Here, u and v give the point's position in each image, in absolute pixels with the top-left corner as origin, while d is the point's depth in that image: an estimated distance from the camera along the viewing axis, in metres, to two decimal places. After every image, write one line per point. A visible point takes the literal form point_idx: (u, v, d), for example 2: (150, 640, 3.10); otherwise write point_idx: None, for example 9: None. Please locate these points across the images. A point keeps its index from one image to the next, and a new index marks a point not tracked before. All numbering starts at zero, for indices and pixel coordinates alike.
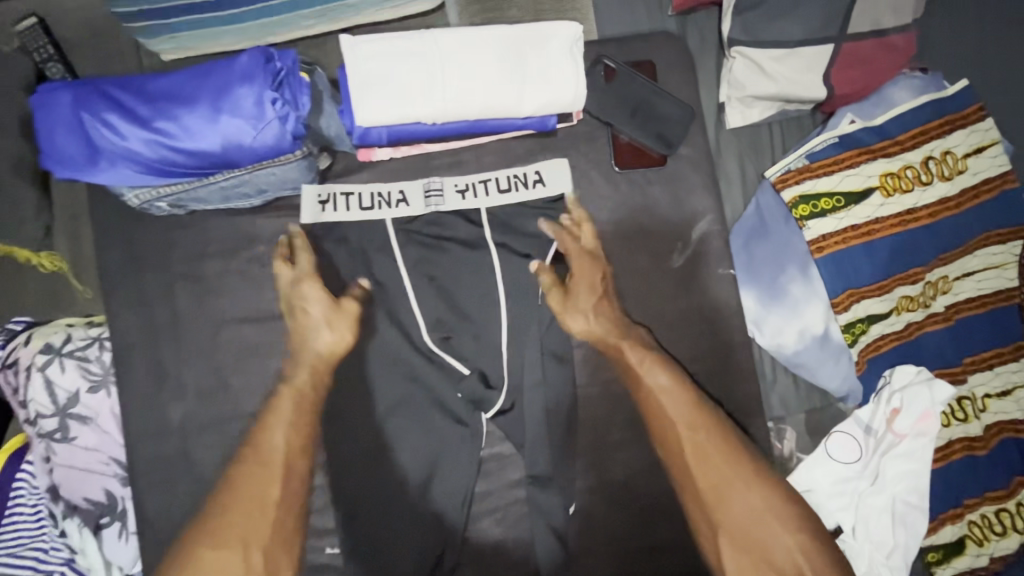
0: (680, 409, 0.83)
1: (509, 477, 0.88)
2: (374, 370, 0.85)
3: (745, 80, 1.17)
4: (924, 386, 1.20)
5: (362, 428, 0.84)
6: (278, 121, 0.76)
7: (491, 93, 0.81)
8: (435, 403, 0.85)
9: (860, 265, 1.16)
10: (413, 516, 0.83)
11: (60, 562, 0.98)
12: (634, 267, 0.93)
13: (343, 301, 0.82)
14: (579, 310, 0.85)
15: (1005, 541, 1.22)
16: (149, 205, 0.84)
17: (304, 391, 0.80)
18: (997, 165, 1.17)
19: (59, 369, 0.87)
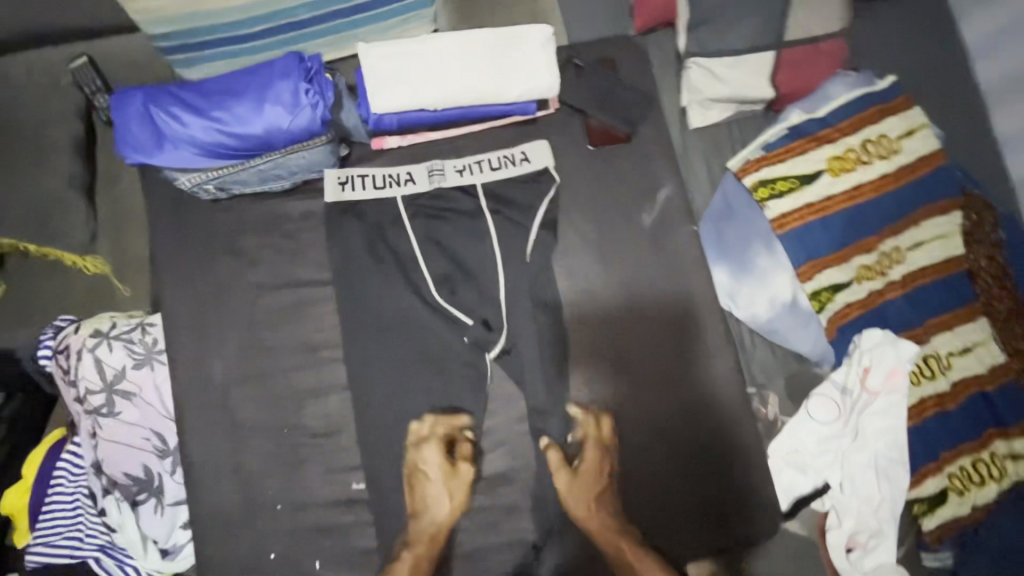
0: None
1: (515, 410, 0.91)
2: (380, 329, 0.89)
3: (701, 85, 1.35)
4: (889, 346, 1.30)
5: (378, 390, 0.88)
6: (311, 107, 0.88)
7: (475, 83, 0.91)
8: (438, 356, 0.89)
9: (817, 238, 1.30)
10: (427, 466, 0.87)
11: (95, 547, 1.07)
12: (642, 407, 0.92)
13: (460, 466, 0.88)
14: (579, 501, 0.89)
15: (985, 490, 1.30)
16: (198, 188, 0.92)
17: (421, 560, 0.86)
18: (927, 145, 1.33)
19: (107, 349, 0.97)
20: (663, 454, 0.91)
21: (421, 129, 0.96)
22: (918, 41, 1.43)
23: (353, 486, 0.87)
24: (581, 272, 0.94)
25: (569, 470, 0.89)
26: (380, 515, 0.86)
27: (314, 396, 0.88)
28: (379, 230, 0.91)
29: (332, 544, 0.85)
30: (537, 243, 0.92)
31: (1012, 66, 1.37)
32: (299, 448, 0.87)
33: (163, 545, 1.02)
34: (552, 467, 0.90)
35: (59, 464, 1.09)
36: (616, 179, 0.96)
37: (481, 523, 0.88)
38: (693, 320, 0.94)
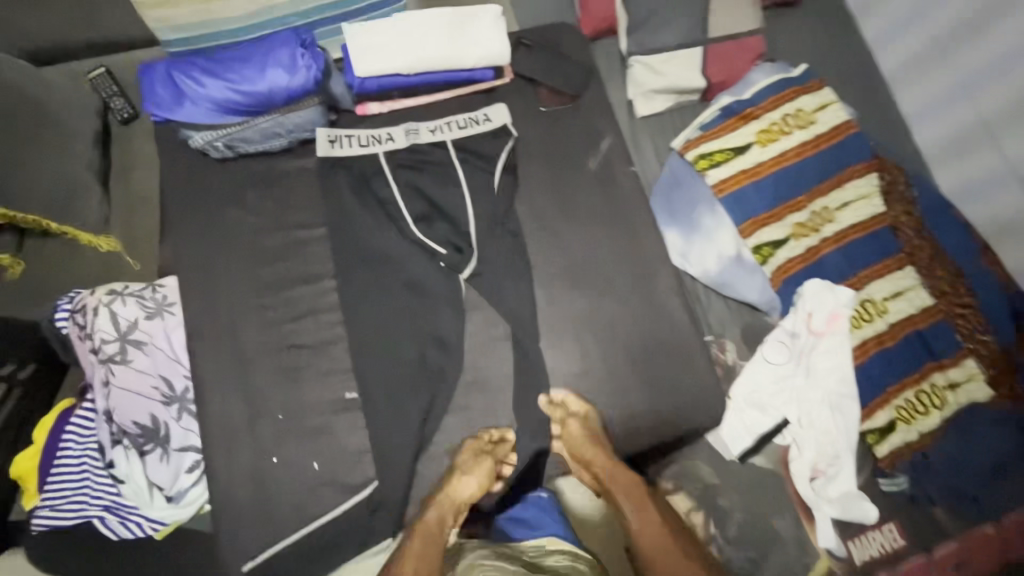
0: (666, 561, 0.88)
1: (491, 330, 1.02)
2: (367, 262, 0.99)
3: (643, 79, 1.56)
4: (827, 292, 1.43)
5: (363, 315, 0.97)
6: (307, 68, 1.02)
7: (443, 52, 1.07)
8: (416, 283, 0.99)
9: (753, 198, 1.47)
10: (411, 383, 0.95)
11: (100, 508, 1.11)
12: (604, 329, 1.03)
13: (488, 456, 0.93)
14: (582, 451, 0.95)
15: (929, 418, 1.41)
16: (210, 145, 1.03)
17: (431, 526, 0.86)
18: (838, 117, 1.54)
19: (121, 303, 1.09)
20: (626, 368, 1.02)
21: (396, 95, 1.10)
22: (826, 38, 1.69)
23: (346, 396, 0.95)
24: (541, 205, 1.07)
25: (571, 423, 0.96)
26: (371, 421, 0.93)
27: (307, 325, 0.97)
28: (362, 170, 1.03)
29: (325, 455, 0.92)
30: (500, 180, 1.05)
31: (902, 53, 1.63)
32: (296, 362, 0.96)
33: (167, 492, 1.08)
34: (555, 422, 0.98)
35: (66, 430, 1.15)
36: (569, 128, 1.12)
37: (465, 427, 0.97)
38: (643, 243, 1.07)
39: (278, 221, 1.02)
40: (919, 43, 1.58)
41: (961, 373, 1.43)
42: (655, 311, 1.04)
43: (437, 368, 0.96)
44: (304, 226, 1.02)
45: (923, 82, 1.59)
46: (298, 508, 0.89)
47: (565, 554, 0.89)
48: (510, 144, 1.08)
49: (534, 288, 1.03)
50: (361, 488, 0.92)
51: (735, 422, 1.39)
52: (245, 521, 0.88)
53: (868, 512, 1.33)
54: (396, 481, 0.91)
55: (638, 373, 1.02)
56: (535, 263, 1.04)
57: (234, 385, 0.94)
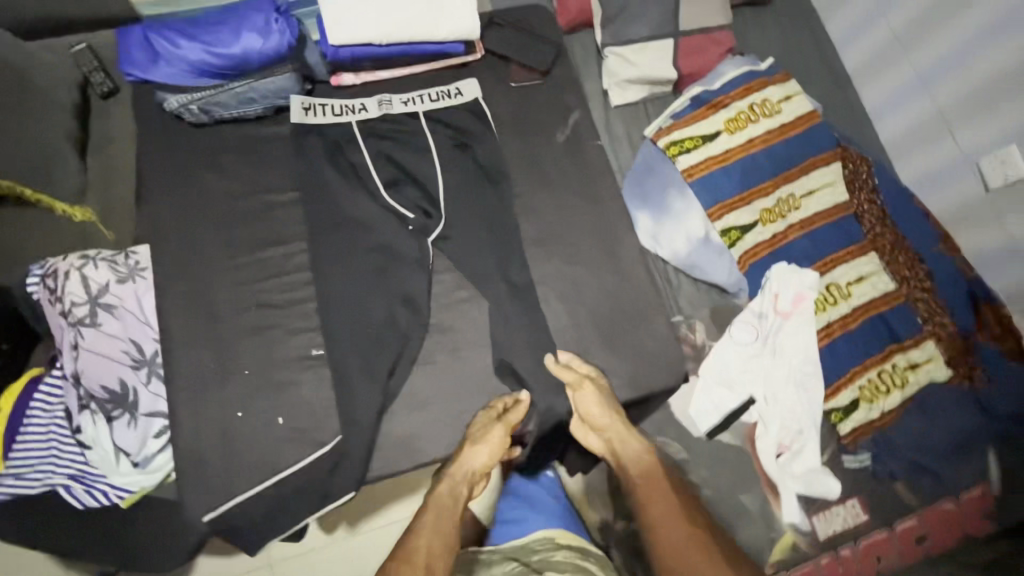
0: (675, 534, 0.91)
1: (457, 294, 1.05)
2: (337, 226, 1.01)
3: (617, 69, 1.61)
4: (793, 275, 1.48)
5: (331, 278, 0.98)
6: (279, 33, 1.05)
7: (415, 23, 1.09)
8: (385, 247, 1.01)
9: (721, 184, 1.52)
10: (380, 344, 0.96)
11: (66, 476, 1.10)
12: (568, 297, 1.06)
13: (499, 423, 0.96)
14: (591, 413, 1.01)
15: (890, 397, 1.44)
16: (184, 109, 1.03)
17: (444, 500, 0.91)
18: (803, 107, 1.61)
19: (93, 267, 1.09)
20: (589, 335, 1.05)
21: (369, 67, 1.12)
22: (794, 36, 1.76)
23: (313, 352, 0.97)
24: (511, 175, 1.10)
25: (579, 387, 1.00)
26: (338, 380, 0.94)
27: (274, 285, 0.99)
28: (335, 138, 1.05)
29: (292, 410, 0.93)
30: (471, 149, 1.08)
31: (865, 50, 1.70)
32: (264, 321, 0.97)
33: (133, 458, 1.08)
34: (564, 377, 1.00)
35: (34, 399, 1.12)
36: (539, 103, 1.16)
37: (429, 385, 1.00)
38: (609, 214, 1.11)
39: (251, 185, 1.04)
40: (880, 39, 1.65)
41: (921, 354, 1.47)
42: (618, 281, 1.08)
43: (404, 327, 0.98)
44: (276, 192, 1.04)
45: (885, 76, 1.66)
46: (264, 460, 0.90)
47: (569, 549, 1.08)
48: (482, 115, 1.11)
49: (503, 253, 1.04)
50: (324, 442, 0.93)
51: (704, 401, 1.42)
52: (210, 475, 0.89)
53: (831, 487, 1.37)
54: (359, 436, 0.92)
55: (600, 336, 1.06)
56: (504, 231, 1.05)
57: (203, 342, 0.95)
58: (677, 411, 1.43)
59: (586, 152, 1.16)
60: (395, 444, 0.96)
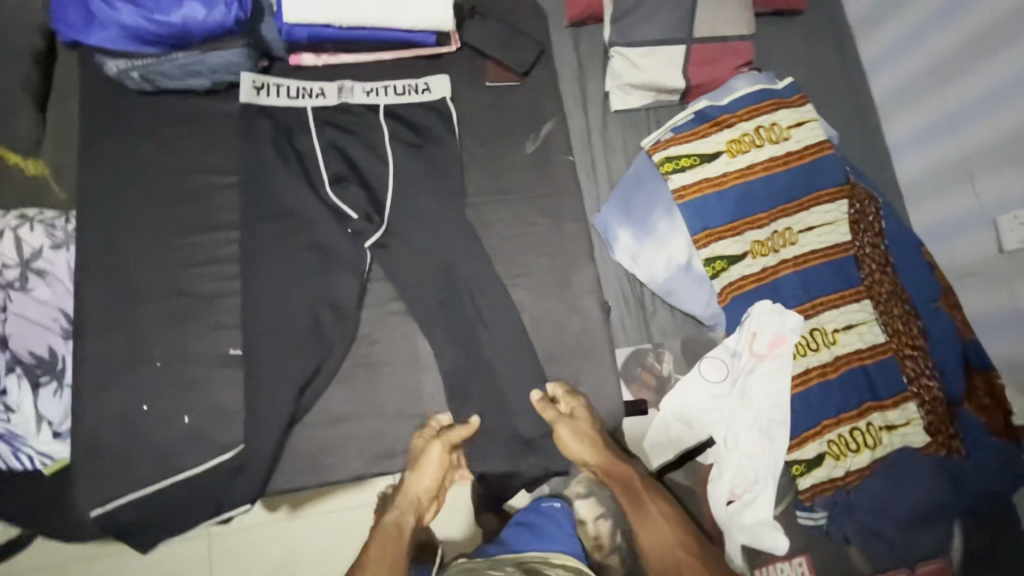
0: (665, 538, 1.12)
1: (392, 304, 1.01)
2: (273, 219, 0.96)
3: (621, 71, 1.49)
4: (775, 315, 1.40)
5: (260, 275, 0.94)
6: (223, 6, 0.97)
7: (383, 7, 1.01)
8: (320, 247, 0.95)
9: (712, 209, 1.43)
10: (305, 349, 0.92)
11: None
12: (513, 317, 0.99)
13: (433, 445, 0.94)
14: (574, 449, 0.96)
15: (859, 456, 1.36)
16: (124, 75, 1.00)
17: (389, 526, 0.91)
18: (815, 135, 1.49)
19: (29, 230, 1.06)
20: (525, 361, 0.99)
21: (331, 49, 1.05)
22: (818, 55, 1.63)
23: (230, 351, 0.95)
24: (469, 185, 1.05)
25: (564, 420, 0.96)
26: (253, 382, 0.91)
27: (204, 274, 0.97)
28: (284, 123, 0.99)
29: (206, 405, 0.93)
30: (427, 151, 1.00)
31: (895, 78, 1.56)
32: (186, 309, 0.96)
33: (56, 428, 1.05)
34: (548, 419, 0.96)
35: None
36: (511, 109, 1.09)
37: (346, 398, 0.97)
38: (568, 238, 1.05)
39: (193, 164, 1.01)
40: (914, 68, 1.51)
41: (900, 415, 1.39)
42: (568, 308, 1.03)
43: (329, 335, 0.94)
44: (217, 177, 1.01)
45: (911, 110, 1.53)
46: (167, 455, 0.90)
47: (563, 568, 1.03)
48: (447, 116, 1.03)
49: (447, 268, 0.98)
50: (230, 446, 0.92)
51: (659, 436, 1.36)
52: (112, 462, 0.89)
53: (779, 543, 1.31)
54: (264, 444, 0.90)
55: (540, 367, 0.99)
56: (451, 242, 0.98)
57: (119, 328, 0.94)
58: (632, 445, 1.37)
59: (555, 165, 1.09)
60: (307, 452, 0.94)
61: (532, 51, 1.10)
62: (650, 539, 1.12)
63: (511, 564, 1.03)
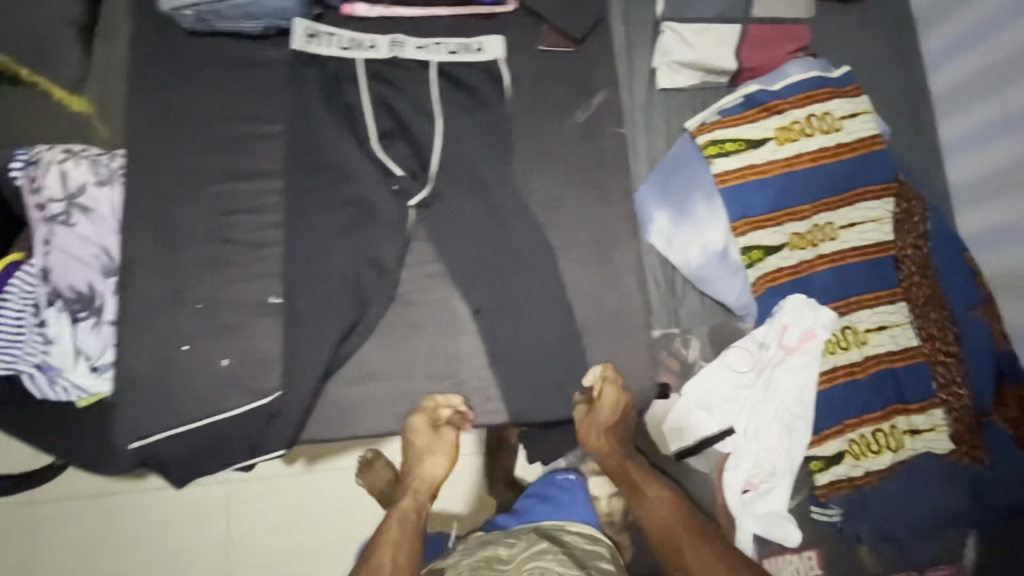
0: (667, 516, 1.10)
1: (428, 266, 0.99)
2: (319, 170, 0.95)
3: (672, 47, 1.44)
4: (808, 310, 1.37)
5: (304, 227, 0.94)
6: None
7: None
8: (365, 202, 0.95)
9: (754, 197, 1.39)
10: (344, 304, 0.93)
11: (31, 365, 1.07)
12: (551, 290, 0.98)
13: (443, 428, 0.97)
14: (592, 433, 0.99)
15: (879, 458, 1.35)
16: (177, 12, 0.98)
17: (407, 513, 0.95)
18: (868, 128, 1.44)
19: (74, 164, 1.07)
20: (557, 333, 0.98)
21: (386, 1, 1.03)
22: (878, 44, 1.56)
23: (268, 301, 0.96)
24: (516, 151, 1.03)
25: (585, 405, 0.98)
26: (289, 331, 0.92)
27: (247, 223, 0.97)
28: (334, 72, 0.97)
29: (242, 351, 0.94)
30: (476, 112, 0.98)
31: (957, 75, 1.49)
32: (228, 255, 0.96)
33: (93, 362, 1.07)
34: (574, 407, 0.98)
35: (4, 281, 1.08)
36: (564, 75, 1.06)
37: (379, 356, 0.98)
38: (613, 214, 1.04)
39: (239, 109, 1.00)
40: (979, 65, 1.44)
41: (925, 420, 1.37)
42: (608, 285, 1.02)
43: (367, 291, 0.94)
44: (261, 125, 1.00)
45: (971, 110, 1.47)
46: (203, 398, 0.92)
47: (580, 535, 1.06)
48: (498, 77, 1.01)
49: (490, 235, 0.97)
50: (263, 394, 0.94)
51: (681, 421, 1.36)
52: (150, 400, 0.91)
53: (790, 535, 1.32)
54: (301, 393, 0.91)
55: (574, 340, 0.99)
56: (495, 208, 0.97)
57: (159, 269, 0.95)
58: (651, 427, 1.37)
59: (606, 137, 1.06)
60: (341, 407, 0.96)
61: (591, 17, 1.07)
62: (654, 522, 1.10)
63: (531, 531, 1.05)
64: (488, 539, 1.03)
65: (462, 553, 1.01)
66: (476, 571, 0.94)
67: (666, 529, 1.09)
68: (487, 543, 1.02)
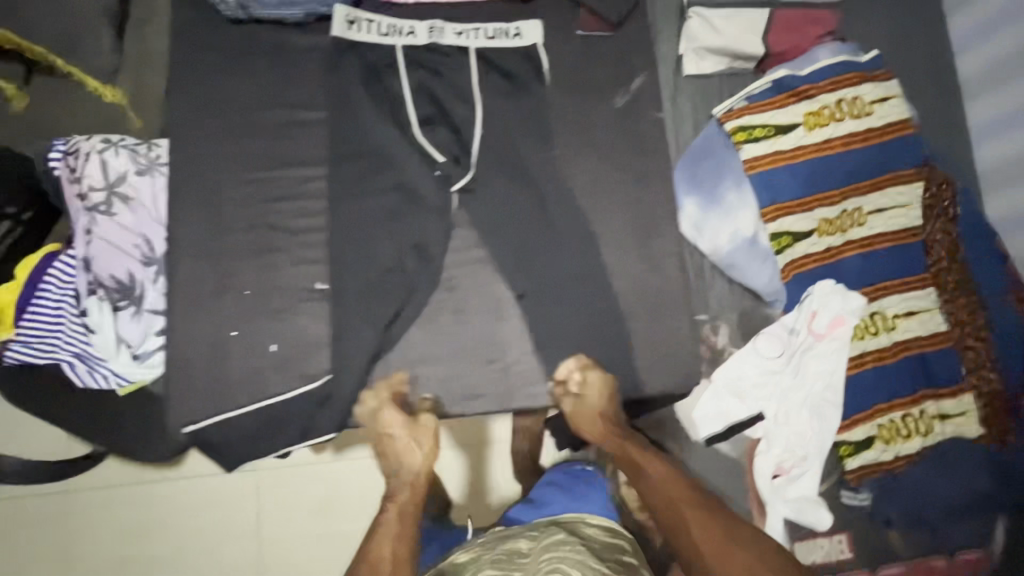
0: (667, 492, 1.01)
1: (469, 251, 1.01)
2: (365, 158, 0.99)
3: (700, 33, 1.43)
4: (838, 295, 1.37)
5: (356, 214, 0.97)
6: None
7: None
8: (410, 186, 0.99)
9: (783, 182, 1.39)
10: (392, 289, 0.97)
11: (71, 353, 1.10)
12: (590, 274, 1.01)
13: (420, 415, 0.96)
14: (580, 421, 0.99)
15: (909, 443, 1.35)
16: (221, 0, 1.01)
17: (405, 504, 0.92)
18: (896, 113, 1.43)
19: (114, 154, 1.08)
20: (596, 315, 1.01)
21: None
22: (907, 27, 1.55)
23: (315, 287, 0.98)
24: (556, 135, 1.03)
25: (569, 395, 0.99)
26: (338, 313, 0.96)
27: (291, 211, 0.98)
28: (376, 60, 1.01)
29: (291, 335, 0.97)
30: (517, 98, 1.02)
31: (990, 57, 1.47)
32: (274, 242, 0.98)
33: (134, 350, 1.08)
34: (557, 399, 1.00)
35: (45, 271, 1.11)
36: (601, 60, 1.06)
37: (424, 340, 0.99)
38: (652, 199, 1.05)
39: (280, 96, 1.00)
40: (1012, 47, 1.42)
41: (955, 406, 1.37)
42: (647, 270, 1.02)
43: (413, 275, 0.97)
44: (300, 111, 1.00)
45: (1002, 93, 1.45)
46: (255, 381, 0.95)
47: (601, 529, 1.01)
48: (539, 64, 1.03)
49: (531, 222, 1.00)
50: (314, 376, 0.96)
51: (711, 407, 1.36)
52: (203, 384, 0.94)
53: (821, 520, 1.33)
54: (352, 374, 0.95)
55: (615, 323, 1.01)
56: (534, 194, 1.01)
57: (208, 256, 0.97)
58: (680, 413, 1.39)
59: (643, 121, 1.06)
60: (386, 391, 0.98)
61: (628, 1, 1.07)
62: (654, 499, 1.01)
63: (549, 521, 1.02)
64: (506, 533, 1.00)
65: (481, 547, 0.96)
66: (496, 564, 0.90)
67: (669, 506, 1.00)
68: (502, 537, 0.99)
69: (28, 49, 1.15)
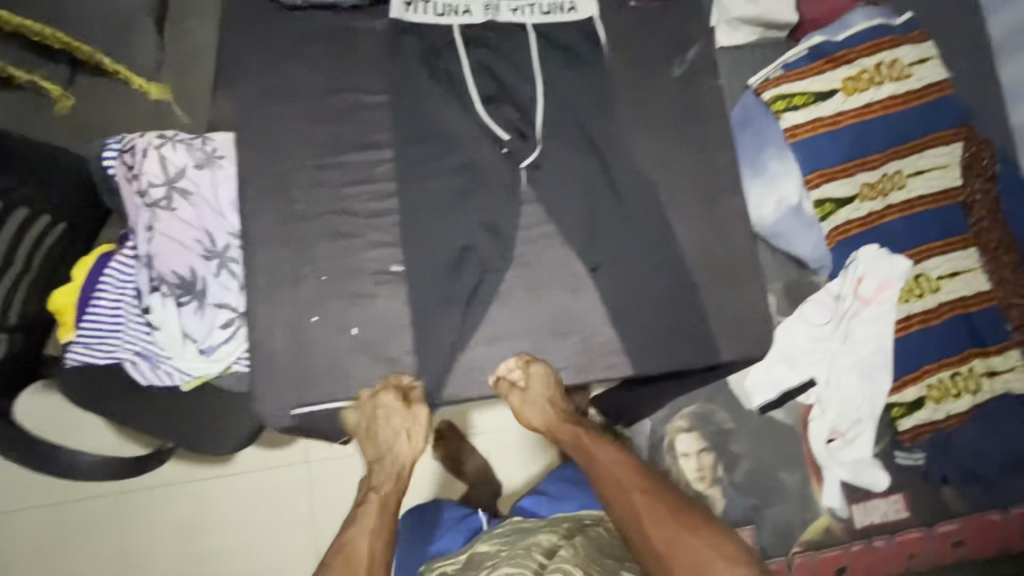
0: (621, 478, 0.99)
1: (535, 228, 1.03)
2: (432, 139, 1.02)
3: (731, 4, 1.41)
4: (883, 259, 1.38)
5: (427, 193, 1.00)
6: None
7: None
8: (473, 161, 1.02)
9: (825, 149, 1.40)
10: (463, 265, 1.00)
11: (132, 352, 1.10)
12: (652, 242, 1.03)
13: (415, 404, 0.96)
14: (526, 414, 1.02)
15: (960, 401, 1.36)
16: None
17: (387, 496, 0.97)
18: (934, 74, 1.43)
19: (171, 148, 1.08)
20: (664, 283, 1.03)
21: None
22: None
23: (391, 268, 1.00)
24: (615, 108, 1.05)
25: (515, 389, 0.99)
26: (412, 290, 0.99)
27: (363, 195, 1.01)
28: (432, 40, 1.04)
29: (367, 316, 0.98)
30: (575, 69, 1.05)
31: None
32: (348, 226, 1.00)
33: (199, 344, 1.07)
34: (500, 394, 1.00)
35: (106, 271, 1.12)
36: (655, 31, 1.08)
37: (498, 315, 1.01)
38: (716, 166, 1.06)
39: (343, 82, 1.03)
40: None
41: (1003, 362, 1.38)
42: (713, 235, 1.05)
43: (483, 250, 1.01)
44: (364, 96, 1.03)
45: None
46: (336, 362, 0.97)
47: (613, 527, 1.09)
48: (595, 38, 1.06)
49: (595, 195, 1.03)
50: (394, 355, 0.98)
51: (762, 375, 1.37)
52: (286, 369, 0.96)
53: (878, 480, 1.36)
54: (435, 351, 0.98)
55: (689, 291, 1.02)
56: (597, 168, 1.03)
57: (283, 242, 0.99)
58: (733, 384, 1.40)
59: (700, 89, 1.08)
60: (464, 367, 1.00)
61: None
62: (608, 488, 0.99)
63: (568, 520, 1.09)
64: (530, 528, 1.06)
65: (502, 541, 1.04)
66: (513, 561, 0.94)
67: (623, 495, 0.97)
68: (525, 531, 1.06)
69: (77, 49, 1.12)
